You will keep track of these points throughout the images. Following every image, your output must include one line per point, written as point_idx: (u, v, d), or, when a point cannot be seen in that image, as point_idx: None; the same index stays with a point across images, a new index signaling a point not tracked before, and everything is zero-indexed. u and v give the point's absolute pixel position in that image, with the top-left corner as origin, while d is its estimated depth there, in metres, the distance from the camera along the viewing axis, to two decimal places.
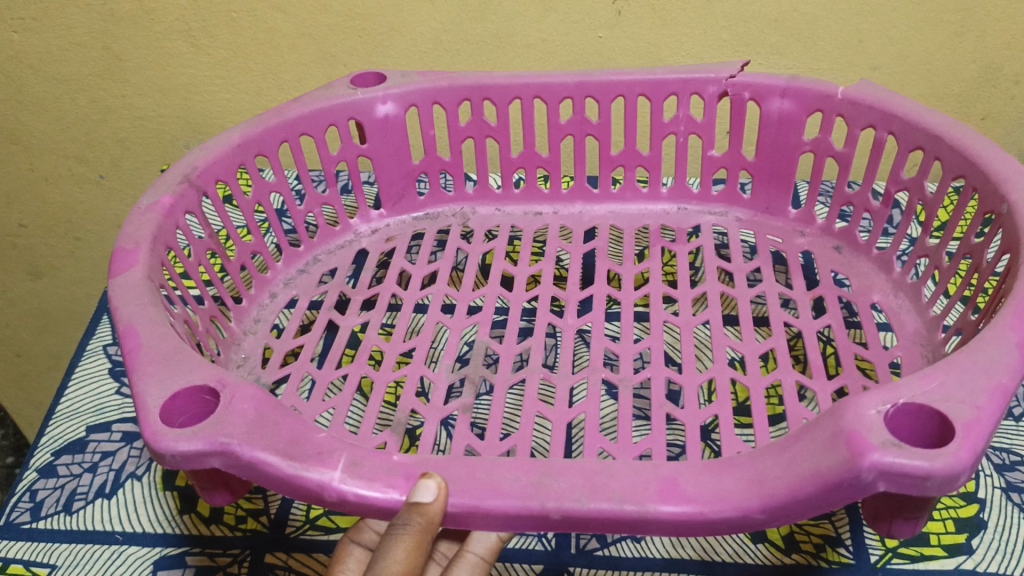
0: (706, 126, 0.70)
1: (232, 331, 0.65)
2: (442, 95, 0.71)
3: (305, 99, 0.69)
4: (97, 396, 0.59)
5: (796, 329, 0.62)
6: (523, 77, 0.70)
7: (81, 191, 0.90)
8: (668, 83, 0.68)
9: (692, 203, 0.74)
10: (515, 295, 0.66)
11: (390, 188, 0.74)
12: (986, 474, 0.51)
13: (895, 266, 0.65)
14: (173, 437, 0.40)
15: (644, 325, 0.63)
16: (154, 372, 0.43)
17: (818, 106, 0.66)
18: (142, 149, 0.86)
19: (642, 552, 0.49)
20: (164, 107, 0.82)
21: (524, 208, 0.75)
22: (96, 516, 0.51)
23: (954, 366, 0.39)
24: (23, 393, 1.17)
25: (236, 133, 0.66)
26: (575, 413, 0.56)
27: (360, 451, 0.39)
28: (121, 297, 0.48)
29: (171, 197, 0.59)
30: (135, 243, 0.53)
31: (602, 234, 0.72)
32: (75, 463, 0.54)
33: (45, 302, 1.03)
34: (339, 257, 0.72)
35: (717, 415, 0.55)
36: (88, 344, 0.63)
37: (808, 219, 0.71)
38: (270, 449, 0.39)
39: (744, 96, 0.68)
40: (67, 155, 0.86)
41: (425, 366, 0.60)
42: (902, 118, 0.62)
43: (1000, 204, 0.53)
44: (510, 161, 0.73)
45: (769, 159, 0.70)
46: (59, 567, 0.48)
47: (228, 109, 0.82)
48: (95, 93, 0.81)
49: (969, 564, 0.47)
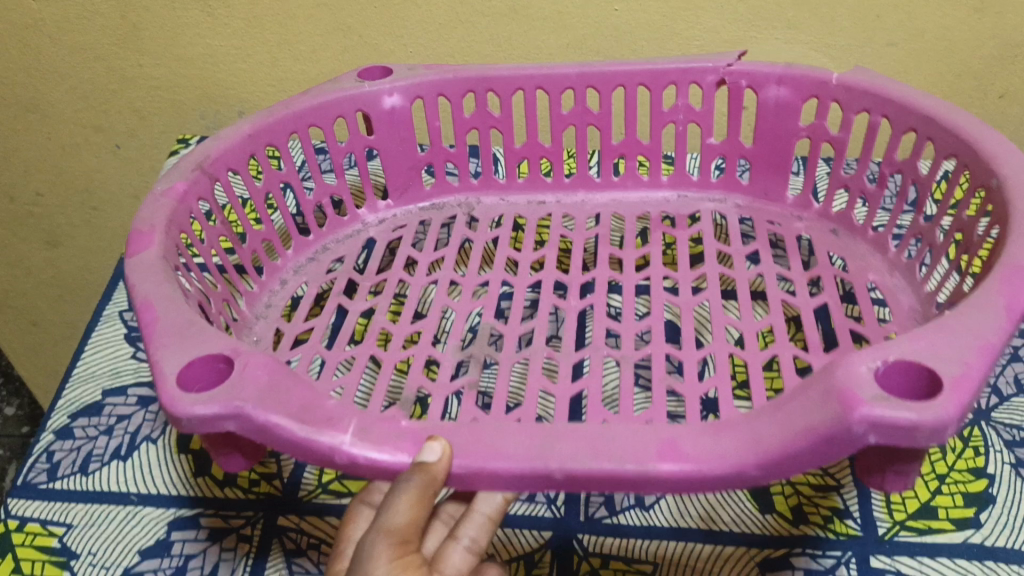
0: (704, 115, 0.69)
1: (244, 315, 0.65)
2: (447, 88, 0.70)
3: (313, 91, 0.70)
4: (112, 359, 0.59)
5: (794, 307, 0.62)
6: (527, 67, 0.69)
7: (97, 160, 0.89)
8: (667, 72, 0.68)
9: (691, 189, 0.73)
10: (519, 277, 0.66)
11: (396, 178, 0.74)
12: (996, 450, 0.51)
13: (891, 247, 0.64)
14: (189, 401, 0.40)
15: (645, 299, 0.64)
16: (171, 345, 0.43)
17: (814, 93, 0.66)
18: (159, 119, 0.85)
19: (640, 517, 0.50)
20: (182, 77, 0.81)
21: (528, 197, 0.75)
22: (112, 477, 0.51)
23: (946, 333, 0.38)
24: (40, 360, 1.18)
25: (247, 124, 0.66)
26: (578, 387, 0.56)
27: (366, 417, 0.40)
28: (138, 274, 0.49)
29: (185, 183, 0.60)
30: (150, 224, 0.54)
31: (604, 221, 0.72)
32: (91, 425, 0.54)
33: (60, 269, 1.03)
34: (347, 246, 0.72)
35: (717, 387, 0.55)
36: (105, 309, 0.63)
37: (806, 204, 0.70)
38: (278, 410, 0.40)
39: (742, 85, 0.68)
40: (84, 123, 0.86)
41: (431, 345, 0.61)
42: (895, 103, 0.62)
43: (989, 179, 0.53)
44: (513, 151, 0.73)
45: (768, 146, 0.70)
46: (74, 527, 0.49)
47: (245, 81, 0.80)
48: (112, 62, 0.80)
49: (977, 538, 0.47)
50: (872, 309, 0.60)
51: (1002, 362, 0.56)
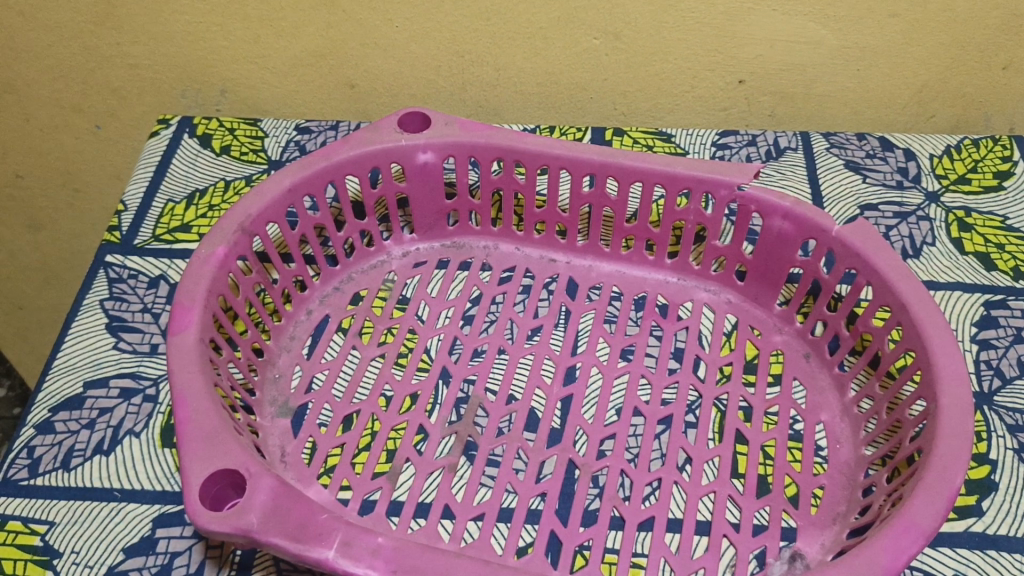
0: (715, 222, 0.58)
1: (268, 349, 0.56)
2: (479, 151, 0.60)
3: (348, 138, 0.59)
4: (92, 351, 0.56)
5: (781, 351, 0.56)
6: (555, 143, 0.59)
7: (77, 141, 0.84)
8: (682, 178, 0.57)
9: (690, 277, 0.60)
10: (534, 262, 0.61)
11: (418, 219, 0.62)
12: (999, 435, 0.50)
13: (828, 347, 0.55)
14: (208, 517, 0.41)
15: (688, 306, 0.58)
16: (196, 378, 0.46)
17: (815, 234, 0.54)
18: (138, 99, 0.78)
19: (602, 530, 0.47)
20: (161, 55, 0.74)
21: (543, 251, 0.62)
22: (94, 473, 0.50)
23: (853, 565, 0.38)
24: (26, 342, 1.15)
25: (285, 175, 0.57)
26: (566, 394, 0.53)
27: (353, 529, 0.40)
28: (186, 283, 0.51)
29: (225, 247, 0.53)
30: (191, 294, 0.50)
31: (605, 297, 0.59)
32: (73, 419, 0.52)
33: (42, 251, 0.98)
34: (372, 281, 0.60)
35: (705, 568, 0.45)
36: (84, 298, 0.59)
37: (790, 316, 0.56)
38: (279, 532, 0.41)
39: (750, 210, 0.56)
40: (61, 104, 0.80)
41: (426, 415, 0.52)
42: (807, 222, 0.54)
43: (922, 362, 0.48)
44: (533, 214, 0.61)
45: (763, 259, 0.57)
46: (57, 525, 0.48)
47: (226, 59, 0.73)
48: (89, 40, 0.73)
49: (979, 527, 0.47)
50: (838, 445, 0.50)
51: (1005, 344, 0.55)
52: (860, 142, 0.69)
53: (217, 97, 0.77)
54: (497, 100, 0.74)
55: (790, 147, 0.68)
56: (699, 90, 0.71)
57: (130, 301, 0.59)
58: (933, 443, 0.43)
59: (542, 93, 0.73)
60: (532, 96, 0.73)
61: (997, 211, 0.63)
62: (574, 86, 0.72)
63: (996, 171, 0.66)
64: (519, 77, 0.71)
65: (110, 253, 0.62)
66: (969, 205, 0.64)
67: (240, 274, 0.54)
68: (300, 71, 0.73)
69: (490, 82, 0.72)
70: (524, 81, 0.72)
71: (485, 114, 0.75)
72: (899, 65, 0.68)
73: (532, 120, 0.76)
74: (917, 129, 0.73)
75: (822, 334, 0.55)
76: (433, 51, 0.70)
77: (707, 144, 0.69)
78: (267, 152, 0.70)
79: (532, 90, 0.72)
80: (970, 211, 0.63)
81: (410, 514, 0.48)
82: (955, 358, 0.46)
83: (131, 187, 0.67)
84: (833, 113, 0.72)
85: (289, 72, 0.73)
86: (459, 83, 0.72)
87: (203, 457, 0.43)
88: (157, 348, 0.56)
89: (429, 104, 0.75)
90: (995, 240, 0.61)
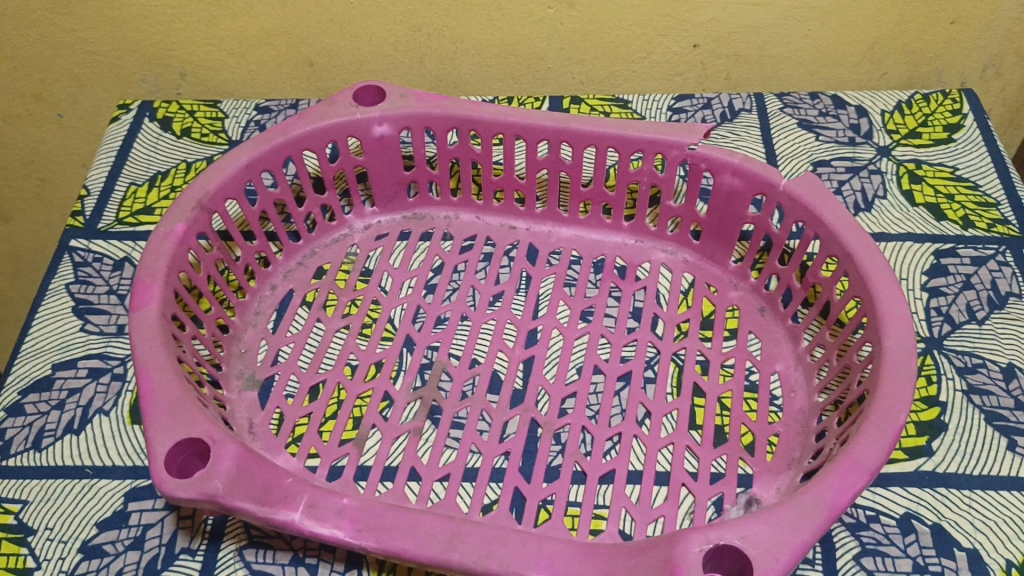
0: (668, 182, 0.59)
1: (233, 325, 0.56)
2: (435, 122, 0.61)
3: (304, 114, 0.60)
4: (60, 333, 0.56)
5: (735, 307, 0.57)
6: (509, 111, 0.59)
7: (41, 130, 0.84)
8: (634, 140, 0.58)
9: (647, 238, 0.61)
10: (495, 230, 0.62)
11: (377, 191, 0.63)
12: (949, 378, 0.52)
13: (781, 301, 0.56)
14: (173, 485, 0.42)
15: (644, 267, 0.60)
16: (157, 353, 0.47)
17: (764, 189, 0.55)
18: (99, 86, 0.79)
19: (564, 484, 0.48)
20: (119, 40, 0.74)
21: (502, 219, 0.63)
22: (66, 452, 0.51)
23: (803, 508, 0.40)
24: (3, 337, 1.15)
25: (243, 153, 0.58)
26: (528, 356, 0.55)
27: (319, 492, 0.41)
28: (146, 261, 0.51)
29: (185, 224, 0.54)
30: (151, 271, 0.51)
31: (564, 261, 0.60)
32: (43, 401, 0.53)
33: (13, 244, 0.98)
34: (335, 255, 0.61)
35: (665, 516, 0.47)
36: (50, 283, 0.59)
37: (745, 272, 0.58)
38: (244, 497, 0.42)
39: (700, 168, 0.57)
40: (23, 93, 0.80)
41: (391, 381, 0.53)
42: (755, 180, 0.55)
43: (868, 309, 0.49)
44: (490, 181, 0.62)
45: (717, 217, 0.58)
46: (30, 503, 0.48)
47: (184, 42, 0.73)
48: (45, 28, 0.73)
49: (929, 466, 0.48)
50: (792, 393, 0.52)
51: (954, 291, 0.56)
52: (813, 100, 0.70)
53: (177, 80, 0.77)
54: (457, 73, 0.74)
55: (745, 108, 0.69)
56: (656, 55, 0.72)
57: (96, 283, 0.59)
58: (878, 384, 0.45)
59: (500, 63, 0.73)
60: (490, 68, 0.74)
61: (946, 162, 0.64)
62: (531, 56, 0.72)
63: (945, 122, 0.68)
64: (476, 48, 0.72)
65: (74, 238, 0.62)
66: (919, 157, 0.65)
67: (200, 251, 0.55)
68: (259, 51, 0.73)
69: (448, 54, 0.72)
70: (481, 52, 0.72)
71: (445, 88, 0.76)
72: (850, 23, 0.69)
73: (493, 92, 0.76)
74: (871, 86, 0.75)
75: (776, 288, 0.57)
76: (390, 26, 0.70)
77: (663, 109, 0.70)
78: (227, 132, 0.70)
79: (490, 62, 0.73)
80: (919, 163, 0.65)
81: (378, 477, 0.49)
82: (899, 303, 0.47)
83: (93, 172, 0.67)
84: (787, 72, 0.73)
85: (248, 52, 0.74)
86: (417, 57, 0.73)
87: (168, 428, 0.44)
88: (124, 329, 0.57)
89: (389, 79, 0.76)
90: (944, 190, 0.62)
